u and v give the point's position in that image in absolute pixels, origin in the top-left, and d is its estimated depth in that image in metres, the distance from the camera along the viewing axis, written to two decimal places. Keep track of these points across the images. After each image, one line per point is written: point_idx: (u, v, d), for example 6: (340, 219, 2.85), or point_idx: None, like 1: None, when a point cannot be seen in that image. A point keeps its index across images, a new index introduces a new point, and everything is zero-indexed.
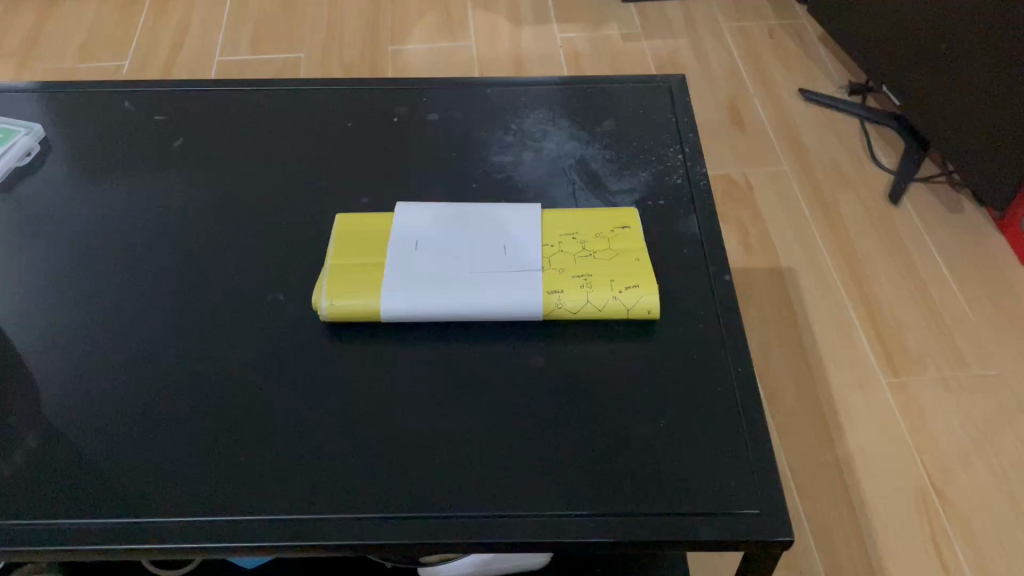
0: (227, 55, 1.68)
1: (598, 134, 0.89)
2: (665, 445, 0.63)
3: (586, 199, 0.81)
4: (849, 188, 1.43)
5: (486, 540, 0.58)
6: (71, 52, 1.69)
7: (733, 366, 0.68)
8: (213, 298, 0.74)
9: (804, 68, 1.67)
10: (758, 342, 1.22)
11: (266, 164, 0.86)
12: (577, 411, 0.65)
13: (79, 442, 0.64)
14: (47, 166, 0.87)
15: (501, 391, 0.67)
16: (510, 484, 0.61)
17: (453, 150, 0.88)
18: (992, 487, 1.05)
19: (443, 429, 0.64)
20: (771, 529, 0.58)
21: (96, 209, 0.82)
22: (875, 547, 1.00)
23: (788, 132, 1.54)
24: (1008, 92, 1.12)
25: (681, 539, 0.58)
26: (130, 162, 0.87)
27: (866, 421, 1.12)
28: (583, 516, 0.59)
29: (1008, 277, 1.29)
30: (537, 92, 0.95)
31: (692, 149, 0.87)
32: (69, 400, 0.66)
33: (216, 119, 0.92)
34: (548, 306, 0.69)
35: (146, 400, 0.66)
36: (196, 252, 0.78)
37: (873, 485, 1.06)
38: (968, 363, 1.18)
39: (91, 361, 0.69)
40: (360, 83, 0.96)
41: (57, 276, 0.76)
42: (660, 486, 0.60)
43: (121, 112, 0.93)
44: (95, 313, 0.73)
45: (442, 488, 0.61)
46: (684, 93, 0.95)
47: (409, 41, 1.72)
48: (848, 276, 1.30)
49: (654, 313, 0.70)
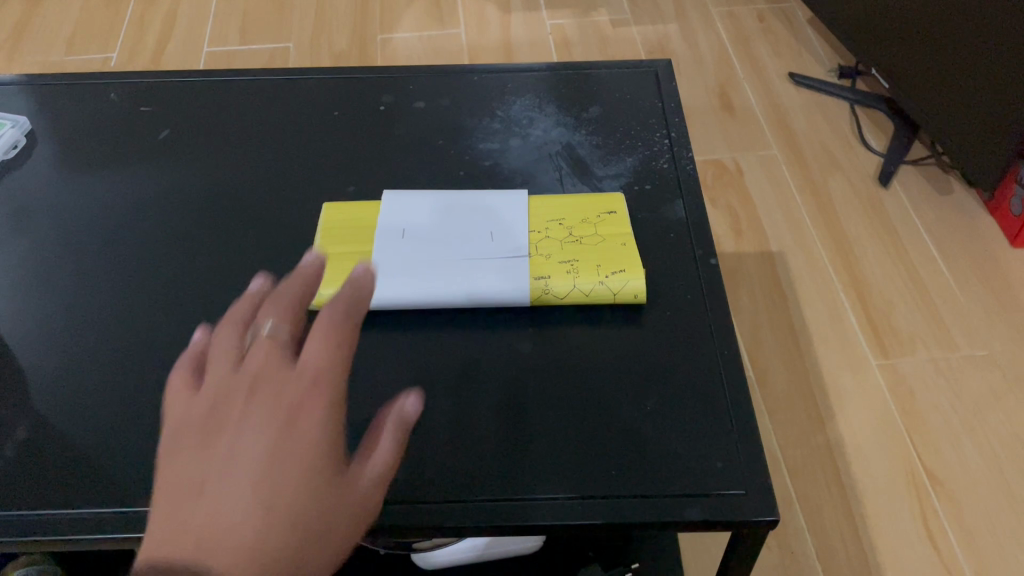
0: (215, 46, 1.67)
1: (585, 120, 0.89)
2: (653, 428, 0.63)
3: (573, 184, 0.82)
4: (838, 171, 1.44)
5: (475, 525, 0.58)
6: (59, 44, 1.67)
7: (722, 348, 0.68)
8: (202, 287, 0.74)
9: (792, 51, 1.67)
10: (748, 325, 1.23)
11: (256, 154, 0.86)
12: (568, 397, 0.65)
13: (71, 434, 0.64)
14: (34, 158, 0.86)
15: (495, 376, 0.67)
16: (500, 468, 0.61)
17: (439, 137, 0.87)
18: (982, 466, 1.07)
19: (436, 414, 0.65)
20: (757, 510, 0.58)
21: (84, 202, 0.81)
22: (865, 526, 1.02)
23: (776, 116, 1.54)
24: (996, 74, 1.13)
25: (669, 521, 0.58)
26: (117, 154, 0.86)
27: (856, 402, 1.14)
28: (572, 499, 0.59)
29: (997, 257, 1.30)
30: (525, 78, 0.94)
31: (678, 134, 0.87)
32: (60, 392, 0.66)
33: (205, 110, 0.91)
34: (535, 292, 0.69)
35: (138, 391, 0.66)
36: (185, 244, 0.77)
37: (864, 465, 1.07)
38: (958, 344, 1.19)
39: (81, 353, 0.69)
40: (349, 73, 0.95)
41: (46, 269, 0.76)
42: (649, 467, 0.61)
43: (108, 104, 0.92)
44: (83, 306, 0.73)
45: (434, 471, 0.61)
46: (670, 76, 0.95)
47: (398, 29, 1.72)
48: (837, 259, 1.31)
49: (640, 297, 0.70)
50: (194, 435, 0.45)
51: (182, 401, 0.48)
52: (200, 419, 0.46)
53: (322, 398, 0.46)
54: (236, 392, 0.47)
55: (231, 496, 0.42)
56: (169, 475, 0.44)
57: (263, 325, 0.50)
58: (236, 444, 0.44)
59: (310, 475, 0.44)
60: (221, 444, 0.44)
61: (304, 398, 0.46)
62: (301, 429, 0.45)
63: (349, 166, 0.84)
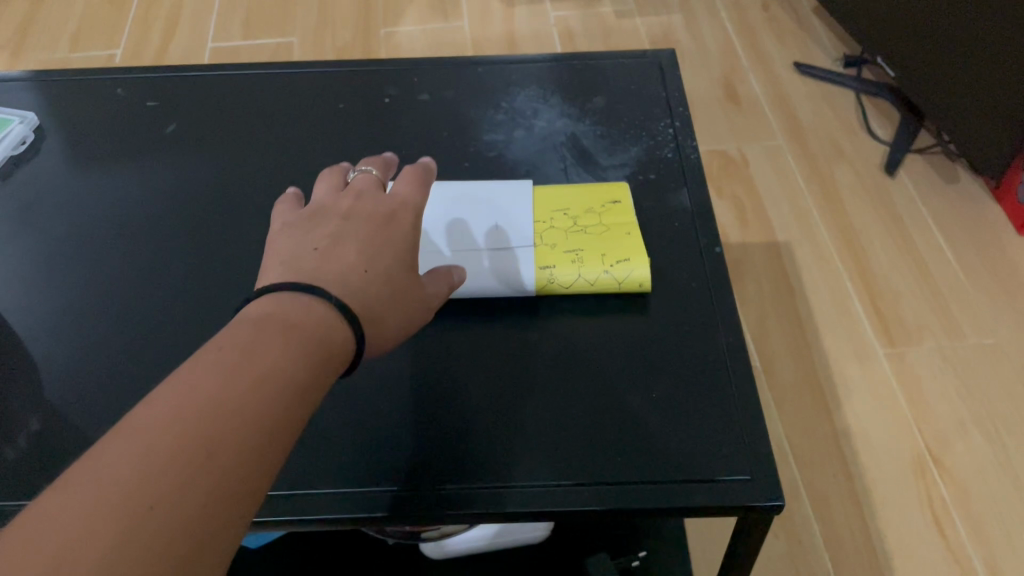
0: (219, 41, 1.68)
1: (590, 110, 0.89)
2: (658, 414, 0.64)
3: (578, 175, 0.82)
4: (844, 160, 1.44)
5: (481, 512, 0.59)
6: (64, 41, 1.68)
7: (728, 336, 0.68)
8: (209, 279, 0.74)
9: (796, 40, 1.67)
10: (755, 315, 1.23)
11: (261, 147, 0.86)
12: (574, 384, 0.66)
13: (82, 426, 0.64)
14: (42, 153, 0.87)
15: (502, 364, 0.67)
16: (507, 456, 0.61)
17: (444, 128, 0.88)
18: (989, 454, 1.06)
19: (443, 404, 0.65)
20: (763, 496, 0.59)
21: (92, 196, 0.82)
22: (873, 515, 1.02)
23: (781, 106, 1.54)
24: (1000, 62, 1.12)
25: (674, 507, 0.58)
26: (124, 148, 0.87)
27: (863, 391, 1.14)
28: (578, 486, 0.59)
29: (1003, 245, 1.29)
30: (528, 69, 0.94)
31: (683, 123, 0.87)
32: (71, 384, 0.67)
33: (210, 104, 0.92)
34: (541, 281, 0.70)
35: (147, 383, 0.67)
36: (193, 237, 0.78)
37: (871, 453, 1.08)
38: (965, 333, 1.19)
39: (91, 346, 0.70)
40: (352, 66, 0.96)
41: (56, 263, 0.76)
42: (655, 454, 0.61)
43: (115, 99, 0.92)
44: (92, 299, 0.73)
45: (442, 459, 0.61)
46: (674, 66, 0.95)
47: (402, 23, 1.72)
48: (843, 248, 1.31)
49: (646, 286, 0.70)
50: (302, 222, 0.55)
51: (288, 215, 0.57)
52: (307, 212, 0.56)
53: (411, 213, 0.57)
54: (342, 202, 0.57)
55: (339, 255, 0.51)
56: (279, 246, 0.53)
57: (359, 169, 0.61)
58: (339, 228, 0.54)
59: (397, 261, 0.54)
60: (326, 227, 0.54)
61: (397, 212, 0.57)
62: (393, 229, 0.55)
63: (353, 159, 0.84)
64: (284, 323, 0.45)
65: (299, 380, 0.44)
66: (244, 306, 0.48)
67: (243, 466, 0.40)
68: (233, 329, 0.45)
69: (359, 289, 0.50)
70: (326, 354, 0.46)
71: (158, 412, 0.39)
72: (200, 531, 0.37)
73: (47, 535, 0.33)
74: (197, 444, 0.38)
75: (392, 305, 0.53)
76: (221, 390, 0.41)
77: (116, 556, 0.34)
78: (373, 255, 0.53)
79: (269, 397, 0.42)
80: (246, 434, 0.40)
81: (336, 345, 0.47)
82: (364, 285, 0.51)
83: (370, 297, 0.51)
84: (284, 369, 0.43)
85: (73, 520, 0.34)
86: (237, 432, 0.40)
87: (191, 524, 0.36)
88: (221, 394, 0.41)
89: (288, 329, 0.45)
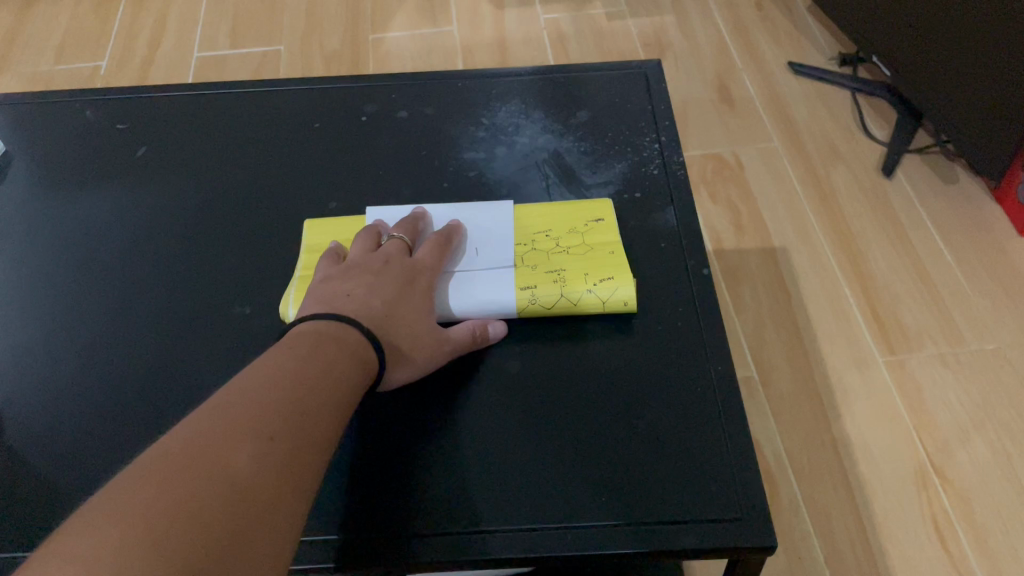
0: (206, 51, 1.65)
1: (573, 125, 0.87)
2: (646, 449, 0.61)
3: (561, 194, 0.79)
4: (840, 161, 1.41)
5: (461, 559, 0.56)
6: (48, 53, 1.66)
7: (716, 363, 0.66)
8: (179, 310, 0.72)
9: (791, 39, 1.64)
10: (752, 325, 1.21)
11: (235, 170, 0.84)
12: (558, 418, 0.63)
13: (44, 469, 0.62)
14: (9, 180, 0.84)
15: (483, 398, 0.65)
16: (488, 498, 0.59)
17: (424, 146, 0.85)
18: (992, 464, 1.04)
19: (417, 441, 0.62)
20: (753, 534, 0.56)
21: (60, 224, 0.80)
22: (874, 530, 1.00)
23: (776, 107, 1.51)
24: (997, 61, 1.10)
25: (663, 549, 0.56)
26: (94, 174, 0.84)
27: (863, 401, 1.11)
28: (562, 527, 0.57)
29: (1005, 247, 1.26)
30: (509, 83, 0.92)
31: (669, 138, 0.84)
32: (33, 424, 0.65)
33: (183, 125, 0.89)
34: (521, 303, 0.67)
35: (112, 422, 0.64)
36: (162, 265, 0.76)
37: (871, 466, 1.05)
38: (967, 339, 1.16)
39: (55, 383, 0.67)
40: (330, 83, 0.93)
41: (21, 295, 0.74)
42: (643, 492, 0.59)
43: (84, 122, 0.90)
44: (57, 333, 0.71)
45: (420, 502, 0.59)
46: (660, 77, 0.92)
47: (391, 29, 1.69)
48: (840, 253, 1.28)
49: (631, 304, 0.68)
50: (337, 271, 0.62)
51: (327, 266, 0.65)
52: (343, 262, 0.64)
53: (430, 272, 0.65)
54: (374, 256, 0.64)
55: (366, 297, 0.59)
56: (316, 291, 0.61)
57: (393, 231, 0.68)
58: (367, 277, 0.61)
59: (418, 306, 0.62)
60: (357, 277, 0.61)
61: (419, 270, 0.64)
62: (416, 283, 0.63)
63: (330, 181, 0.82)
64: (329, 337, 0.55)
65: (350, 378, 0.54)
66: (292, 328, 0.57)
67: (322, 417, 0.51)
68: (295, 336, 0.55)
69: (378, 328, 0.58)
70: (362, 360, 0.55)
71: (260, 379, 0.51)
72: (300, 459, 0.48)
73: (197, 448, 0.45)
74: (289, 405, 0.50)
75: (405, 348, 0.60)
76: (301, 364, 0.53)
77: (251, 465, 0.45)
78: (396, 300, 0.60)
79: (338, 373, 0.53)
80: (325, 397, 0.52)
81: (369, 360, 0.56)
82: (386, 324, 0.59)
83: (392, 336, 0.59)
84: (343, 356, 0.54)
85: (217, 446, 0.45)
86: (319, 394, 0.52)
87: (296, 458, 0.48)
88: (300, 368, 0.52)
89: (334, 340, 0.55)
